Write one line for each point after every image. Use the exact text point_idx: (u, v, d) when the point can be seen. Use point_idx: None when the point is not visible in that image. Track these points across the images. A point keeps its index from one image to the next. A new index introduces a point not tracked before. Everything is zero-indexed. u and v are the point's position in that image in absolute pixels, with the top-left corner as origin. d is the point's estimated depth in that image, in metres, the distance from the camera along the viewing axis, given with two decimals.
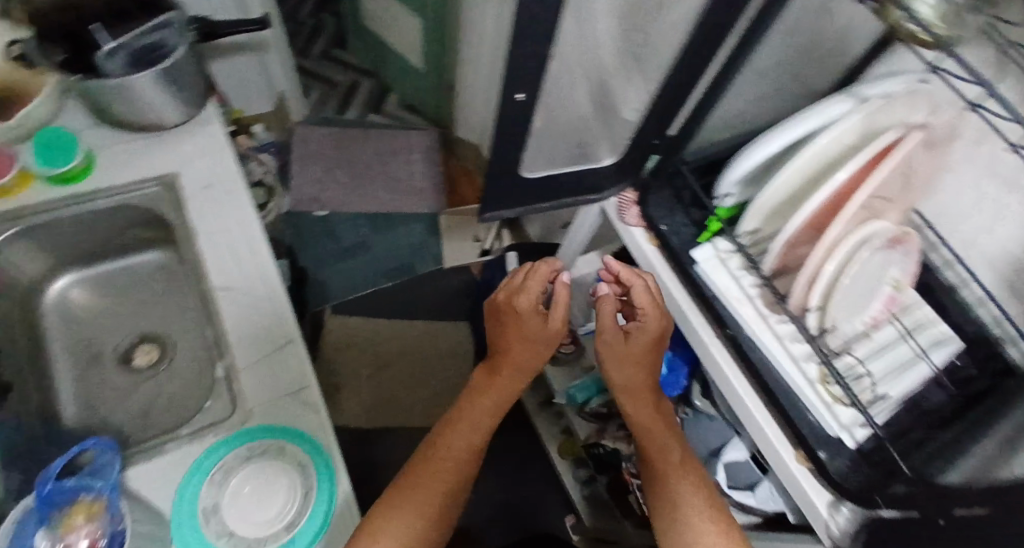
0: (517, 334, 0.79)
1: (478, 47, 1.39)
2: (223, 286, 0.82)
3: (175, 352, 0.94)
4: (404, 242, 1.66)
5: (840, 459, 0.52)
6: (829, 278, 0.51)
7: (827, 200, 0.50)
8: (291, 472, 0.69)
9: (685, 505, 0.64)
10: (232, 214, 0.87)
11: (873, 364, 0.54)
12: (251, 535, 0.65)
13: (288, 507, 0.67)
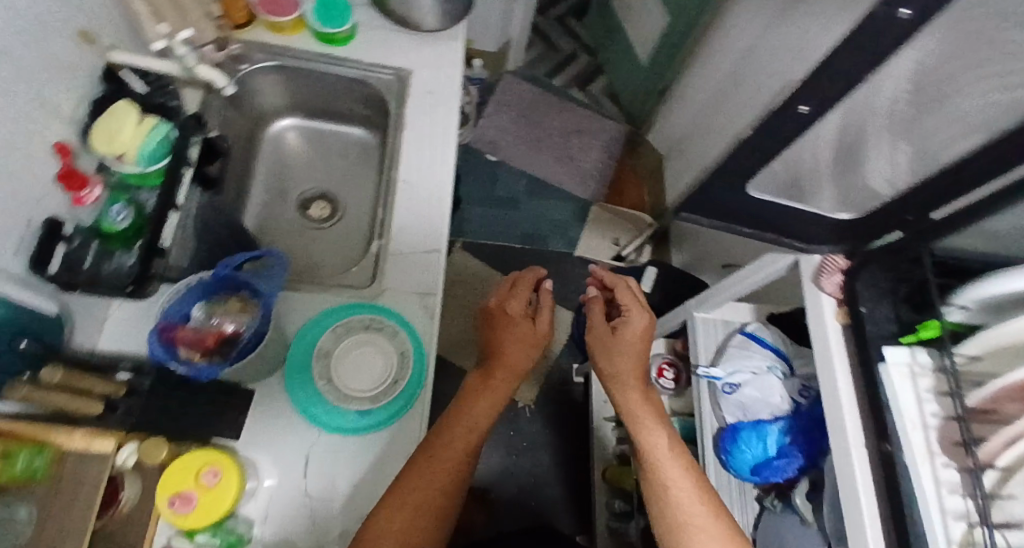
0: (508, 340, 0.76)
1: (712, 65, 1.32)
2: (405, 180, 0.90)
3: (342, 218, 1.05)
4: (550, 215, 1.69)
5: None
6: None
7: None
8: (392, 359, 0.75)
9: (677, 502, 0.64)
10: (438, 123, 0.94)
11: None
12: (342, 390, 0.72)
13: (379, 386, 0.73)
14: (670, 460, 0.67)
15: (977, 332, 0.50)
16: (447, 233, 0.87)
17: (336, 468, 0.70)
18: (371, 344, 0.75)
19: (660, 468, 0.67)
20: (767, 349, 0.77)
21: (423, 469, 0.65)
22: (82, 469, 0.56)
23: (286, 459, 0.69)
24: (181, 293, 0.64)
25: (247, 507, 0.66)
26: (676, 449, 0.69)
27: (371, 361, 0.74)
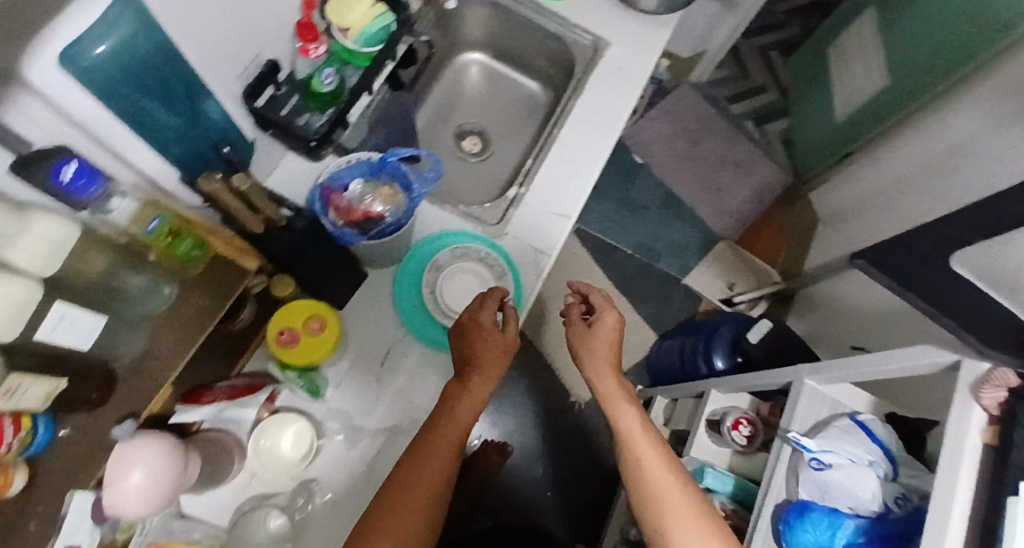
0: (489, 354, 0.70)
1: (924, 143, 1.18)
2: (564, 142, 0.91)
3: (489, 156, 1.07)
4: (675, 235, 1.61)
5: None
6: None
7: None
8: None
9: (652, 495, 0.62)
10: (615, 101, 0.94)
11: None
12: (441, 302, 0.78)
13: None
14: (644, 446, 0.66)
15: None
16: (582, 203, 0.88)
17: (409, 366, 0.75)
18: (479, 276, 0.80)
19: (638, 458, 0.65)
20: (876, 445, 0.71)
21: (411, 472, 0.62)
22: (222, 277, 0.59)
23: (372, 343, 0.76)
24: (349, 165, 0.71)
25: (331, 369, 0.73)
26: (648, 434, 0.67)
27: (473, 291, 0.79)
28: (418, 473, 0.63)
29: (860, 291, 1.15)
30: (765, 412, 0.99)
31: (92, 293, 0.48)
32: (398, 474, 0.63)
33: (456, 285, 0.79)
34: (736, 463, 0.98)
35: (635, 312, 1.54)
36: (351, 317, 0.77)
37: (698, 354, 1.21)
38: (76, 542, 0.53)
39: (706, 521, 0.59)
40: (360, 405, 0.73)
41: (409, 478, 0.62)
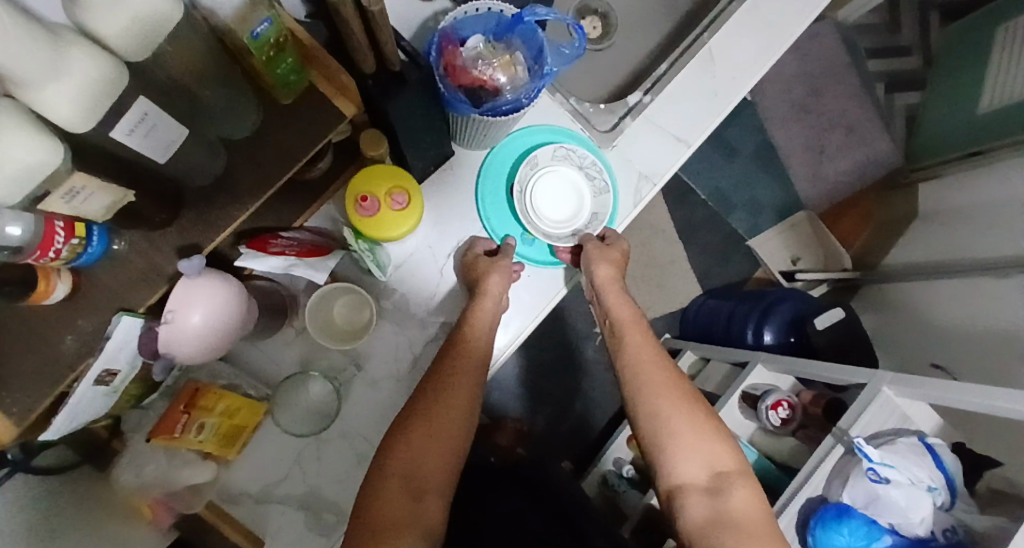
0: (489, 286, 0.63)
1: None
2: (709, 54, 0.76)
3: (607, 49, 0.90)
4: (755, 190, 1.48)
5: None
6: None
7: None
8: (585, 211, 0.71)
9: (644, 376, 0.63)
10: (783, 19, 0.77)
11: None
12: (530, 206, 0.69)
13: (558, 228, 0.70)
14: (639, 338, 0.67)
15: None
16: (708, 133, 0.76)
17: None
18: (577, 184, 0.70)
19: (635, 370, 0.64)
20: (941, 471, 0.66)
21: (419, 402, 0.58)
22: (315, 118, 0.50)
23: (445, 227, 0.68)
24: (476, 16, 0.58)
25: (394, 246, 0.66)
26: (641, 326, 0.69)
27: (569, 195, 0.70)
28: (445, 395, 0.59)
29: (952, 307, 1.05)
30: (807, 399, 0.94)
31: (173, 94, 0.39)
32: (424, 393, 0.59)
33: (551, 186, 0.69)
34: (764, 439, 0.96)
35: (687, 259, 1.45)
36: (427, 193, 0.68)
37: (747, 321, 1.15)
38: (115, 370, 0.47)
39: (693, 401, 0.61)
40: (418, 288, 0.67)
41: (433, 398, 0.58)
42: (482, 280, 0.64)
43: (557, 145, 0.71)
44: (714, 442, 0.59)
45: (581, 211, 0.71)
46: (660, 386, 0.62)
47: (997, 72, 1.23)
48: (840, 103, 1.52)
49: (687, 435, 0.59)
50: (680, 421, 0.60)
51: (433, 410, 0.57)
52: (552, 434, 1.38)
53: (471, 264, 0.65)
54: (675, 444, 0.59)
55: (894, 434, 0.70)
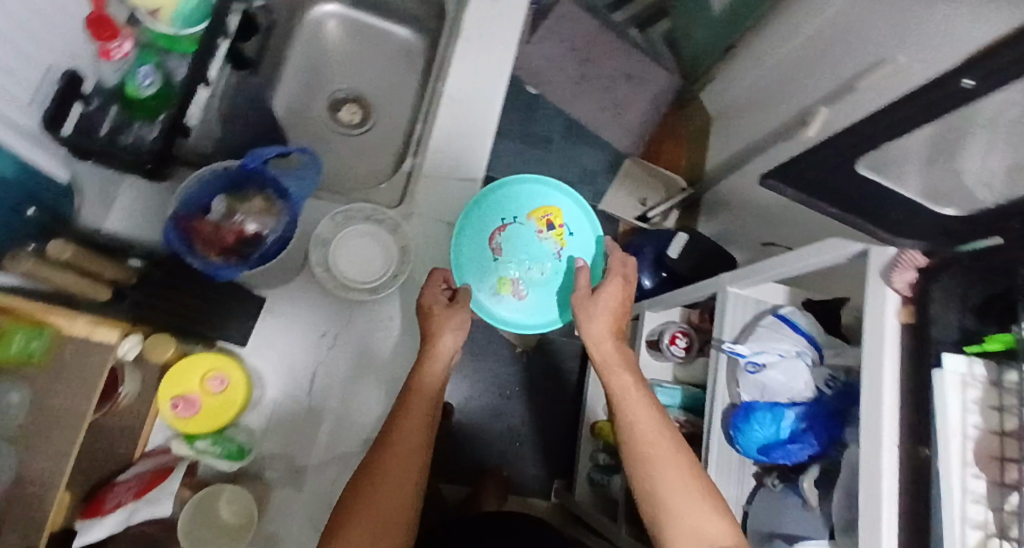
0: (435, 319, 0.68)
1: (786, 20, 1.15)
2: (452, 95, 0.82)
3: (377, 120, 0.96)
4: (578, 164, 1.63)
5: None
6: None
7: None
8: (392, 250, 0.74)
9: (646, 454, 0.62)
10: (497, 37, 0.85)
11: None
12: (343, 276, 0.71)
13: (379, 278, 0.72)
14: (634, 404, 0.66)
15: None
16: (487, 161, 0.80)
17: (345, 388, 0.68)
18: (369, 233, 0.74)
19: (637, 446, 0.63)
20: (801, 335, 0.75)
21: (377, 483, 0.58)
22: (83, 357, 0.55)
23: (292, 370, 0.68)
24: (210, 176, 0.67)
25: (253, 412, 0.66)
26: (638, 393, 0.67)
27: (371, 246, 0.73)
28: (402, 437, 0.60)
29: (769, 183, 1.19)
30: (697, 319, 1.03)
31: None
32: (384, 436, 0.61)
33: (352, 243, 0.72)
34: (683, 372, 1.03)
35: None
36: (255, 350, 0.67)
37: None
38: None
39: (697, 480, 0.60)
40: (341, 391, 0.68)
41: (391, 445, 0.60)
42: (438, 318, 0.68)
43: (330, 213, 0.73)
44: (703, 506, 0.59)
45: (389, 251, 0.74)
46: (657, 457, 0.62)
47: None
48: None
49: (685, 500, 0.59)
50: (674, 500, 0.59)
51: (392, 453, 0.59)
52: (529, 461, 1.40)
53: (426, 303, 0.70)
54: (675, 526, 0.58)
55: (757, 320, 0.79)
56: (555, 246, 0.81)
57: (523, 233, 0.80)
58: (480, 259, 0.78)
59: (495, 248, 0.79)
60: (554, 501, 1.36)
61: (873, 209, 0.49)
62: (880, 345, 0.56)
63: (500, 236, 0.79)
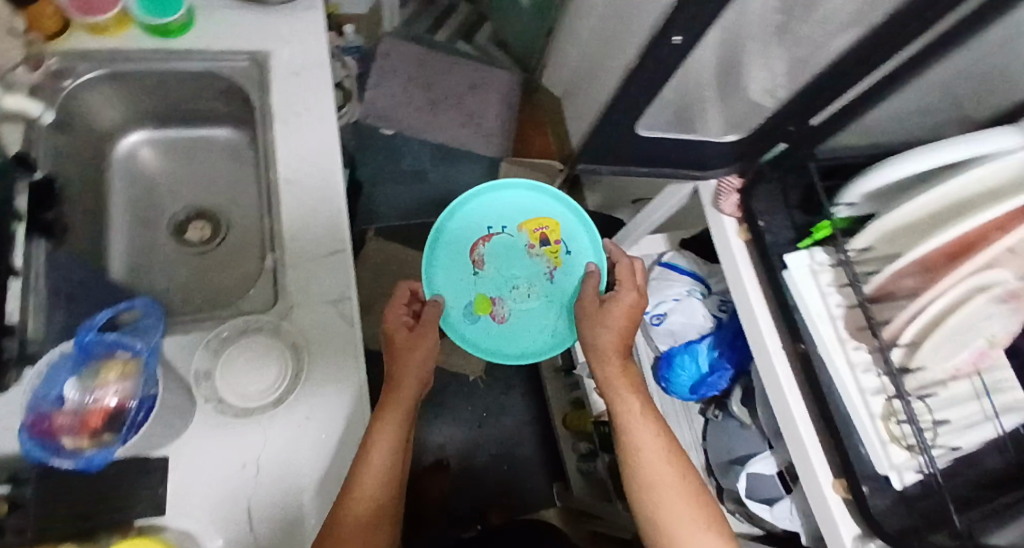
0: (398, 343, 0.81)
1: None
2: (289, 179, 0.81)
3: (226, 235, 0.97)
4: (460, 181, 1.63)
5: (880, 497, 0.52)
6: (932, 318, 0.48)
7: (962, 238, 0.46)
8: (283, 352, 0.70)
9: (662, 484, 0.67)
10: (313, 109, 0.85)
11: (940, 412, 0.54)
12: (238, 401, 0.67)
13: (277, 385, 0.68)
14: (645, 430, 0.71)
15: (868, 221, 0.55)
16: (348, 229, 0.80)
17: (284, 507, 0.66)
18: (252, 344, 0.69)
19: (652, 476, 0.68)
20: (685, 274, 0.84)
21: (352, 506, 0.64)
22: None
23: (224, 515, 0.64)
24: (45, 372, 0.59)
25: None
26: (650, 420, 0.72)
27: (261, 356, 0.68)
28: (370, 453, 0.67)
29: None
30: None
31: None
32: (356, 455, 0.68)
33: (240, 361, 0.68)
34: None
35: None
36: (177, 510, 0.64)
37: None
38: None
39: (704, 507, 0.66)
40: (294, 467, 0.67)
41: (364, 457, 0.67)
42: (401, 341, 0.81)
43: (204, 341, 0.69)
44: (698, 523, 0.65)
45: (283, 354, 0.70)
46: (664, 481, 0.68)
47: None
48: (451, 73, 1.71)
49: (681, 516, 0.65)
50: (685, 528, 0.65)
51: (357, 485, 0.65)
52: (521, 479, 1.40)
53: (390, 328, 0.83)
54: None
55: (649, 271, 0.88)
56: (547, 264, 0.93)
57: (512, 249, 0.93)
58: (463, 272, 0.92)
59: (479, 261, 0.92)
60: (559, 505, 1.37)
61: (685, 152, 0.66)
62: (737, 268, 0.66)
63: (486, 247, 0.93)
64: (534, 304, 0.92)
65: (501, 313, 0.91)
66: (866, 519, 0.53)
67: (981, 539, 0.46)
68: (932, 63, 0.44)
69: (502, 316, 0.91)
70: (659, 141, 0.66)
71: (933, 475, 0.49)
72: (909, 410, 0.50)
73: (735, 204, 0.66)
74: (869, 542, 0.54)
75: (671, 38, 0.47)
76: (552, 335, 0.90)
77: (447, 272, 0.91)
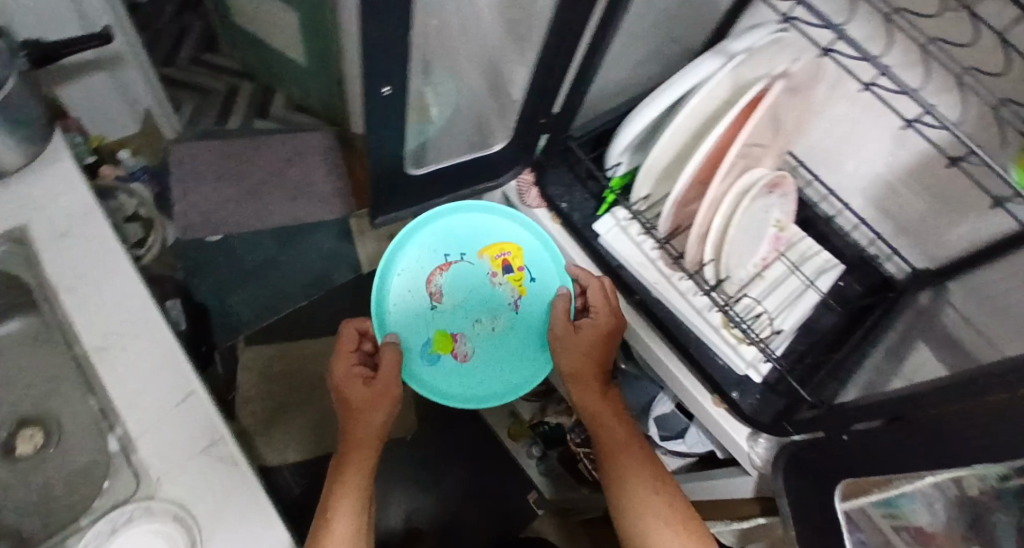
0: (353, 403, 0.67)
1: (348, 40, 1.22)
2: (98, 346, 0.69)
3: (61, 435, 0.86)
4: (313, 256, 1.49)
5: (750, 396, 0.59)
6: (717, 231, 0.55)
7: (708, 153, 0.52)
8: (164, 530, 0.62)
9: (651, 520, 0.60)
10: (91, 262, 0.74)
11: (767, 300, 0.61)
12: None
13: None
14: (630, 462, 0.64)
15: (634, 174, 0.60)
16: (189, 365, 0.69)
17: None
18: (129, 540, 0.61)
19: (642, 508, 0.61)
20: None
21: None
22: None
23: None
24: None
25: None
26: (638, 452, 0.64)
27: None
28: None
29: None
30: None
31: None
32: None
33: None
34: None
35: None
36: None
37: None
38: None
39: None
40: None
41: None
42: (356, 400, 0.67)
43: None
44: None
45: (166, 532, 0.62)
46: (654, 511, 0.61)
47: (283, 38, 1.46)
48: None
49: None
50: None
51: None
52: (499, 505, 1.36)
53: (343, 388, 0.68)
54: None
55: None
56: (512, 293, 0.71)
57: (472, 273, 0.70)
58: (416, 306, 0.69)
59: (434, 291, 0.69)
60: (542, 511, 1.37)
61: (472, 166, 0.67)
62: (564, 251, 0.69)
63: (442, 276, 0.69)
64: (501, 342, 0.71)
65: (465, 352, 0.69)
66: (744, 418, 0.59)
67: (837, 400, 0.52)
68: (618, 22, 0.49)
69: (464, 354, 0.70)
70: (450, 164, 0.67)
71: (773, 360, 0.56)
72: (735, 316, 0.57)
73: (538, 196, 0.70)
74: (760, 437, 0.59)
75: (380, 90, 0.46)
76: (526, 373, 0.70)
77: (400, 309, 0.68)
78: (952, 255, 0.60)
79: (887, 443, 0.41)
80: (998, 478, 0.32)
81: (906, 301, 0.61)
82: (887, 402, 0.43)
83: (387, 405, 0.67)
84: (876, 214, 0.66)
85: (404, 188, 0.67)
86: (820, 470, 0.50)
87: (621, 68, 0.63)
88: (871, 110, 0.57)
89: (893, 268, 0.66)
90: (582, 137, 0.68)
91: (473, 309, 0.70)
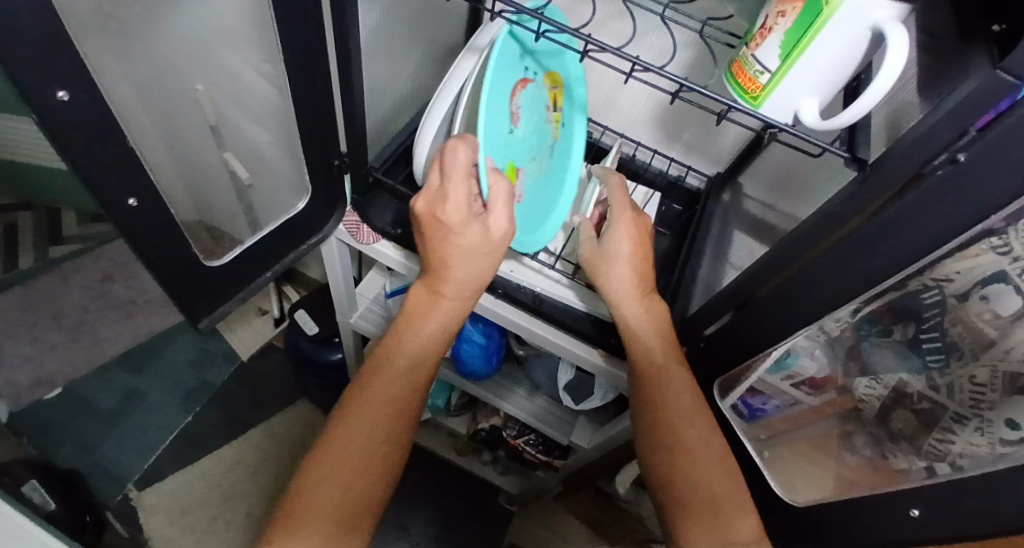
0: (455, 250, 0.55)
1: None
2: None
3: None
4: (180, 362, 1.43)
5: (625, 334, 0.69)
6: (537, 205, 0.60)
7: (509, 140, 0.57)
8: None
9: (669, 418, 0.59)
10: None
11: None
12: None
13: None
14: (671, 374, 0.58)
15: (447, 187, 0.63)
16: None
17: None
18: None
19: (663, 403, 0.59)
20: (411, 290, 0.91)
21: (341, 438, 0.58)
22: None
23: None
24: None
25: None
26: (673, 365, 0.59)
27: None
28: (366, 406, 0.59)
29: None
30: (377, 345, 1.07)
31: None
32: (357, 383, 0.60)
33: None
34: None
35: (270, 417, 1.41)
36: None
37: (322, 371, 1.21)
38: None
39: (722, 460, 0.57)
40: None
41: (357, 408, 0.59)
42: (460, 242, 0.54)
43: None
44: (704, 456, 0.57)
45: None
46: (676, 412, 0.59)
47: (22, 152, 1.29)
48: (76, 284, 1.48)
49: (707, 463, 0.57)
50: (690, 463, 0.58)
51: (354, 415, 0.59)
52: (472, 524, 1.36)
53: (454, 224, 0.53)
54: (688, 475, 0.57)
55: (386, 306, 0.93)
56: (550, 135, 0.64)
57: (534, 107, 0.59)
58: (498, 129, 0.53)
59: (514, 114, 0.56)
60: (514, 508, 1.38)
61: (288, 235, 0.60)
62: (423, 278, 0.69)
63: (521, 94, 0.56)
64: (541, 186, 0.64)
65: (518, 191, 0.59)
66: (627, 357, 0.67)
67: (688, 310, 0.62)
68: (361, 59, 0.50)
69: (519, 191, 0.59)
70: (265, 238, 0.57)
71: None
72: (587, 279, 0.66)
73: (370, 232, 0.68)
74: None
75: (128, 204, 0.39)
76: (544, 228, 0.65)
77: (491, 138, 0.52)
78: (731, 156, 0.71)
79: (735, 341, 0.52)
80: (854, 315, 0.48)
81: (711, 202, 0.69)
82: (719, 301, 0.54)
83: (496, 262, 0.56)
84: (665, 142, 0.76)
85: (217, 291, 0.54)
86: (699, 375, 0.62)
87: (394, 92, 0.65)
88: (619, 62, 0.65)
89: (694, 181, 0.75)
90: (383, 166, 0.67)
91: (531, 144, 0.60)
